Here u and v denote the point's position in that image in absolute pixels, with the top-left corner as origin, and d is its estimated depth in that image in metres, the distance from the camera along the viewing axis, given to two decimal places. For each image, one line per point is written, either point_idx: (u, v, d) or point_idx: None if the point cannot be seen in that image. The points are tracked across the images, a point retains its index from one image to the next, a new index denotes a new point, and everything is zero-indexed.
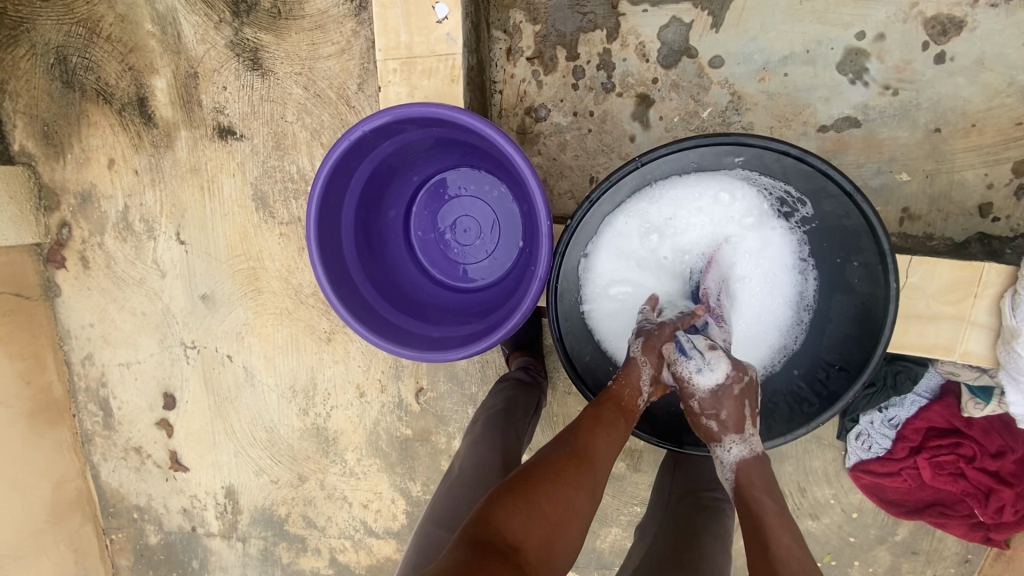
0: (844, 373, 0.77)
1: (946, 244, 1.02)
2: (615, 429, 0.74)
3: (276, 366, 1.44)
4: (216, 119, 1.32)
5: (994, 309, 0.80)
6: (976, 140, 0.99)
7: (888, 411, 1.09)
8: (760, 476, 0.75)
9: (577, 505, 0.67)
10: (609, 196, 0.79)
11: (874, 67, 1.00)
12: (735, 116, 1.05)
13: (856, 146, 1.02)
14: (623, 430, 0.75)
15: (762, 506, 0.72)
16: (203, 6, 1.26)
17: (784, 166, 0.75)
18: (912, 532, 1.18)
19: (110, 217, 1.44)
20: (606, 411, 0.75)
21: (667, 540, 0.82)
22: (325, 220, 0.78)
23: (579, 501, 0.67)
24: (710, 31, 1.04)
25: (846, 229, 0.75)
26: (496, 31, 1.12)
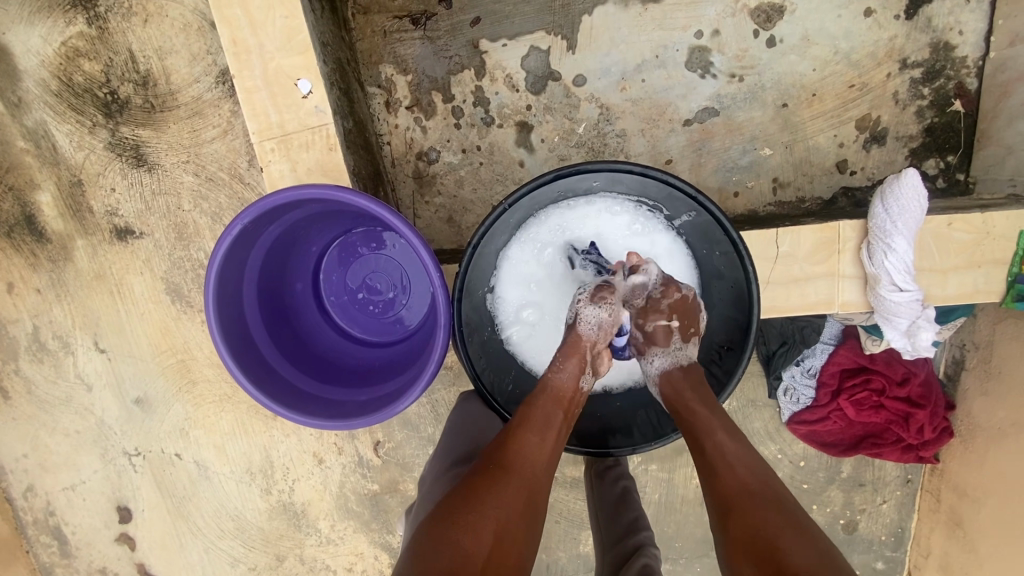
0: (734, 350, 0.83)
1: (818, 203, 1.12)
2: (554, 425, 0.76)
3: (228, 454, 1.40)
4: (111, 222, 1.29)
5: (857, 261, 0.89)
6: (819, 108, 1.10)
7: (805, 363, 1.18)
8: (690, 379, 0.79)
9: (518, 514, 0.68)
10: (490, 239, 0.83)
11: (718, 60, 1.09)
12: (608, 126, 1.12)
13: (720, 132, 1.11)
14: (563, 420, 0.78)
15: (704, 419, 0.74)
16: (73, 114, 1.24)
17: (637, 178, 0.82)
18: (855, 467, 1.26)
19: (21, 342, 1.36)
20: (543, 408, 0.77)
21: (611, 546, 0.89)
22: (226, 314, 0.79)
23: (524, 508, 0.68)
24: (567, 54, 1.11)
25: (704, 223, 0.82)
26: (371, 87, 1.15)
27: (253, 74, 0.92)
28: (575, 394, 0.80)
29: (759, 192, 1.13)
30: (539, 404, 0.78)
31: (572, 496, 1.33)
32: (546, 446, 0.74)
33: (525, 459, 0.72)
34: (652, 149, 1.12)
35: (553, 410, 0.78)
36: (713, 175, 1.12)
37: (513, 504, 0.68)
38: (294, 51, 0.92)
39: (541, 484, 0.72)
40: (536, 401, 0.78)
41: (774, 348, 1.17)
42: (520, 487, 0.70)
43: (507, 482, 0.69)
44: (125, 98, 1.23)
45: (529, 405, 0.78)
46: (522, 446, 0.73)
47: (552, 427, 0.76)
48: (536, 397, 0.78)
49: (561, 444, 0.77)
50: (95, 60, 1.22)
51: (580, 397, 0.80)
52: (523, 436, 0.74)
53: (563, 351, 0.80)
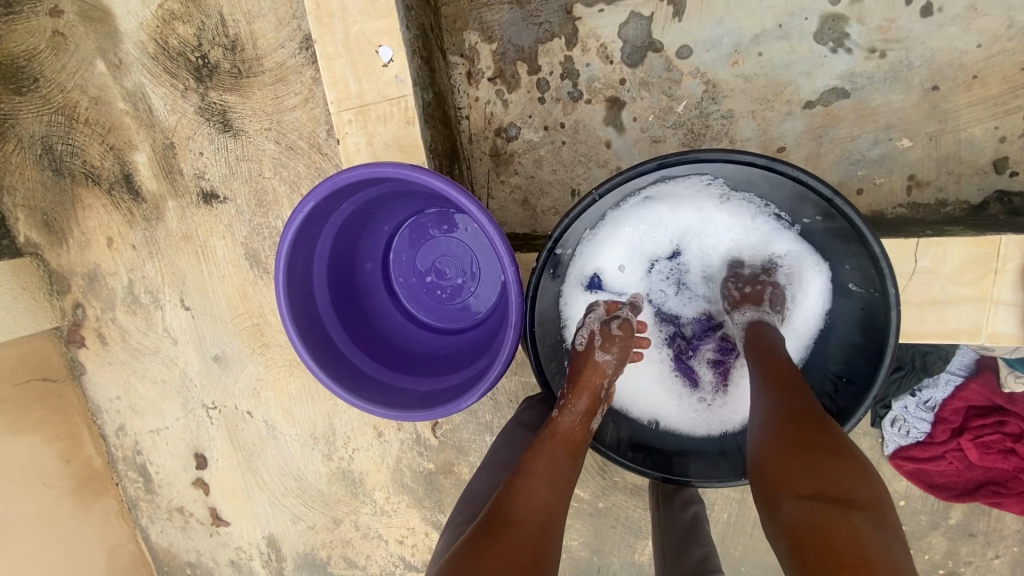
0: (855, 384, 0.71)
1: (963, 208, 0.94)
2: (563, 473, 0.68)
3: (294, 417, 1.44)
4: (198, 185, 1.32)
5: (1018, 285, 0.73)
6: (978, 93, 0.91)
7: (922, 393, 1.02)
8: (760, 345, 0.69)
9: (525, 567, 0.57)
10: (578, 232, 0.76)
11: (855, 32, 0.93)
12: (712, 105, 0.99)
13: (848, 118, 0.95)
14: (572, 467, 0.69)
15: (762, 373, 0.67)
16: (168, 78, 1.27)
17: (755, 171, 0.70)
18: (967, 515, 1.10)
19: (118, 293, 1.45)
20: (544, 454, 0.69)
21: None
22: (295, 292, 0.77)
23: (531, 562, 0.57)
24: (672, 21, 0.98)
25: (834, 231, 0.69)
26: (453, 56, 1.08)
27: (335, 39, 0.87)
28: (579, 436, 0.72)
29: (889, 190, 0.96)
30: (540, 450, 0.69)
31: (632, 502, 1.26)
32: (552, 495, 0.65)
33: (527, 511, 0.62)
34: (762, 134, 0.98)
35: (554, 455, 0.69)
36: (834, 167, 0.97)
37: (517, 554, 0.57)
38: (377, 15, 0.86)
39: (552, 532, 0.62)
40: (536, 450, 0.69)
41: (885, 373, 1.02)
42: (528, 536, 0.60)
43: (510, 532, 0.60)
44: (214, 63, 1.24)
45: (530, 453, 0.69)
46: (524, 494, 0.64)
47: (557, 473, 0.67)
48: (538, 445, 0.70)
49: (567, 496, 0.67)
50: (189, 24, 1.23)
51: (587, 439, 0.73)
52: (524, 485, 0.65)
53: (572, 389, 0.73)
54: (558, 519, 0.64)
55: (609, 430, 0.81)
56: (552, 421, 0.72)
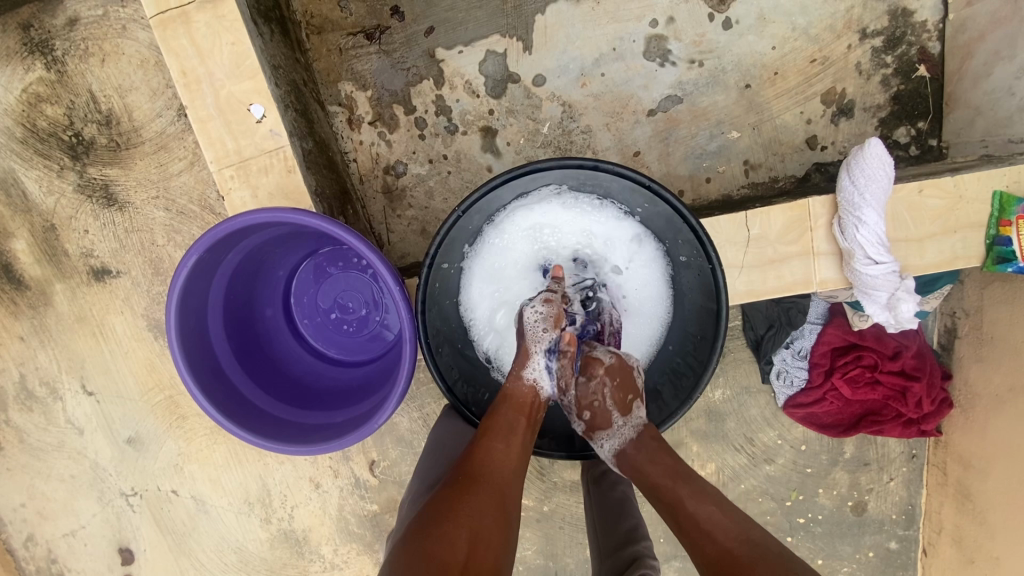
0: (707, 339, 0.82)
1: (791, 181, 1.11)
2: (517, 432, 0.76)
3: (224, 486, 1.38)
4: (87, 263, 1.28)
5: (830, 237, 0.87)
6: (783, 86, 1.08)
7: (794, 344, 1.16)
8: (644, 454, 0.77)
9: (491, 519, 0.66)
10: (452, 247, 0.83)
11: (676, 47, 1.08)
12: (572, 123, 1.11)
13: (685, 119, 1.10)
14: (528, 428, 0.78)
15: (671, 489, 0.73)
16: (40, 160, 1.24)
17: (588, 172, 0.81)
18: (858, 447, 1.23)
19: (9, 391, 1.35)
20: (505, 415, 0.77)
21: (610, 557, 0.87)
22: (191, 346, 0.79)
23: (495, 514, 0.66)
24: (524, 55, 1.10)
25: (662, 213, 0.81)
26: (332, 106, 1.14)
27: (205, 103, 0.91)
28: (533, 399, 0.80)
29: (731, 175, 1.11)
30: (500, 412, 0.78)
31: (574, 500, 1.31)
32: (511, 453, 0.74)
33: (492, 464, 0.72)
34: (618, 142, 1.11)
35: (513, 416, 0.77)
36: (683, 162, 1.11)
37: (483, 507, 0.66)
38: (244, 76, 0.91)
39: (510, 489, 0.71)
40: (496, 412, 0.77)
41: (762, 332, 1.15)
42: (491, 493, 0.69)
43: (477, 489, 0.69)
44: (90, 139, 1.23)
45: (490, 415, 0.77)
46: (489, 453, 0.73)
47: (515, 433, 0.76)
48: (498, 405, 0.78)
49: (524, 453, 0.76)
50: (57, 104, 1.22)
51: (540, 403, 0.81)
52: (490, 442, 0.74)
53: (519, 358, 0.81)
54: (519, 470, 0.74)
55: None
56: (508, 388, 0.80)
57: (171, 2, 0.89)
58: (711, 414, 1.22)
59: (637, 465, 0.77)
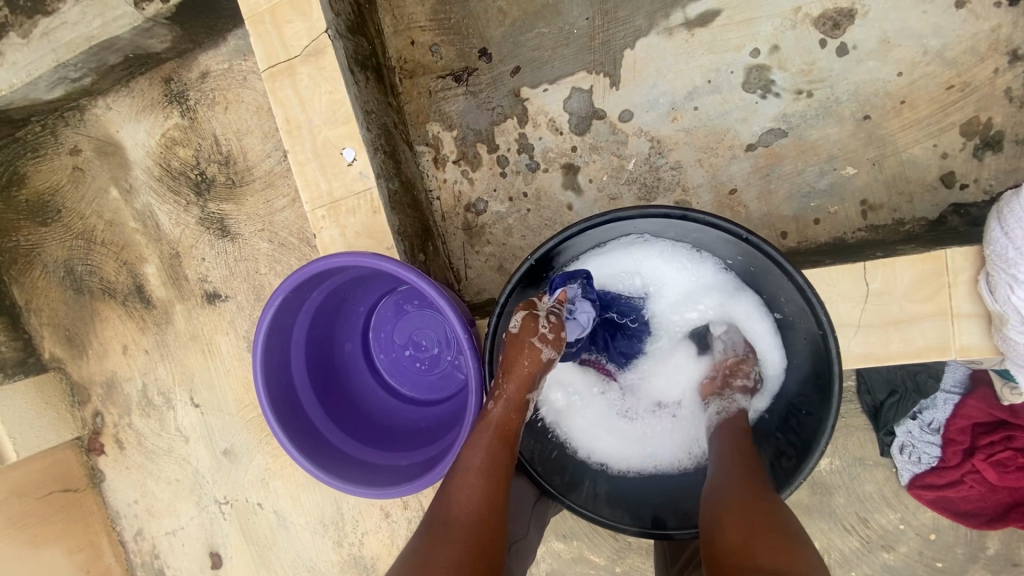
0: (813, 415, 0.71)
1: (921, 224, 0.96)
2: (500, 463, 0.69)
3: (303, 504, 1.44)
4: (202, 287, 1.42)
5: (975, 295, 0.73)
6: (911, 116, 0.95)
7: (924, 416, 0.99)
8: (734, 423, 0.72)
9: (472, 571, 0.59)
10: (526, 295, 0.79)
11: (780, 78, 0.99)
12: (660, 160, 1.05)
13: (790, 155, 0.99)
14: (507, 454, 0.70)
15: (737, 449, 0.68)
16: (171, 195, 1.40)
17: (681, 222, 0.75)
18: (1008, 544, 1.01)
19: (133, 398, 1.52)
20: (479, 447, 0.69)
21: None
22: (273, 379, 0.82)
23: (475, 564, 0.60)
24: (611, 91, 1.07)
25: (763, 267, 0.72)
26: (420, 146, 1.18)
27: (304, 147, 0.97)
28: (513, 422, 0.71)
29: (845, 217, 0.98)
30: (472, 442, 0.70)
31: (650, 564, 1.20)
32: (489, 489, 0.66)
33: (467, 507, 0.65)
34: (711, 179, 1.03)
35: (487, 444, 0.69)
36: (787, 202, 1.00)
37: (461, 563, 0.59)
38: (339, 122, 0.96)
39: (492, 529, 0.64)
40: (471, 442, 0.70)
41: (882, 398, 0.99)
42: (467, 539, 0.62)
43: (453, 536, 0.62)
44: (211, 177, 1.37)
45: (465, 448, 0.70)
46: (461, 495, 0.66)
47: (492, 463, 0.68)
48: (473, 436, 0.70)
49: (505, 484, 0.68)
50: (188, 147, 1.37)
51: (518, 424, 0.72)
52: (461, 480, 0.67)
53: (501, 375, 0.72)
54: (496, 504, 0.66)
55: (586, 487, 0.79)
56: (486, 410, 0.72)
57: (280, 57, 0.97)
58: (815, 487, 1.05)
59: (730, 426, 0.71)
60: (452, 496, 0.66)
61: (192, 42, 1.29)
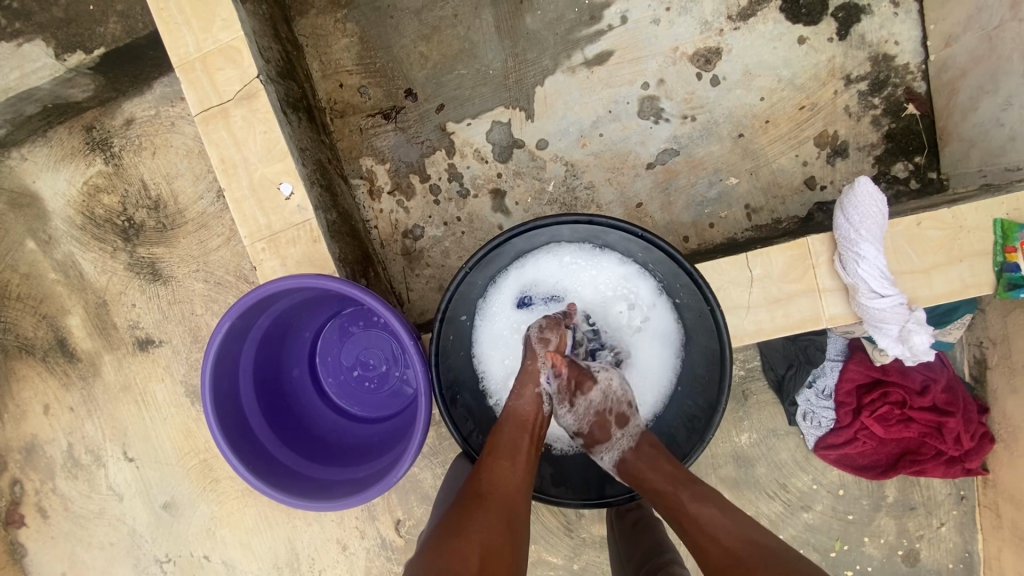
0: (714, 380, 0.83)
1: (795, 222, 1.14)
2: (522, 449, 0.78)
3: (254, 550, 1.39)
4: (133, 334, 1.38)
5: (833, 273, 0.89)
6: (775, 132, 1.13)
7: (817, 384, 1.15)
8: (645, 458, 0.78)
9: (502, 533, 0.67)
10: (462, 302, 0.87)
11: (668, 105, 1.15)
12: (576, 180, 1.18)
13: (683, 169, 1.15)
14: (532, 444, 0.80)
15: (670, 495, 0.73)
16: (96, 243, 1.37)
17: (587, 226, 0.86)
18: (900, 489, 1.18)
19: (57, 460, 1.42)
20: (509, 435, 0.79)
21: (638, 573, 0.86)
22: (223, 406, 0.84)
23: (506, 528, 0.68)
24: (527, 122, 1.19)
25: (660, 258, 0.84)
26: (355, 180, 1.24)
27: (241, 185, 1.02)
28: (535, 415, 0.82)
29: (734, 219, 1.15)
30: (502, 431, 0.80)
31: (605, 556, 1.27)
32: (517, 469, 0.76)
33: (498, 482, 0.73)
34: (621, 195, 1.17)
35: (517, 433, 0.80)
36: (686, 210, 1.15)
37: (495, 525, 0.68)
38: (274, 159, 1.02)
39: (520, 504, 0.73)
40: (501, 431, 0.80)
41: (782, 372, 1.14)
42: (499, 508, 0.70)
43: (484, 507, 0.70)
44: (140, 222, 1.36)
45: (496, 434, 0.80)
46: (493, 472, 0.75)
47: (521, 451, 0.78)
48: (500, 424, 0.81)
49: (532, 470, 0.78)
50: (113, 193, 1.36)
51: (541, 420, 0.83)
52: (492, 461, 0.76)
53: (519, 378, 0.83)
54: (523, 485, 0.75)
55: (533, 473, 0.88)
56: (509, 405, 0.83)
57: (213, 102, 1.02)
58: (739, 460, 1.18)
59: (636, 473, 0.78)
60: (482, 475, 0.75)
61: (116, 90, 1.30)
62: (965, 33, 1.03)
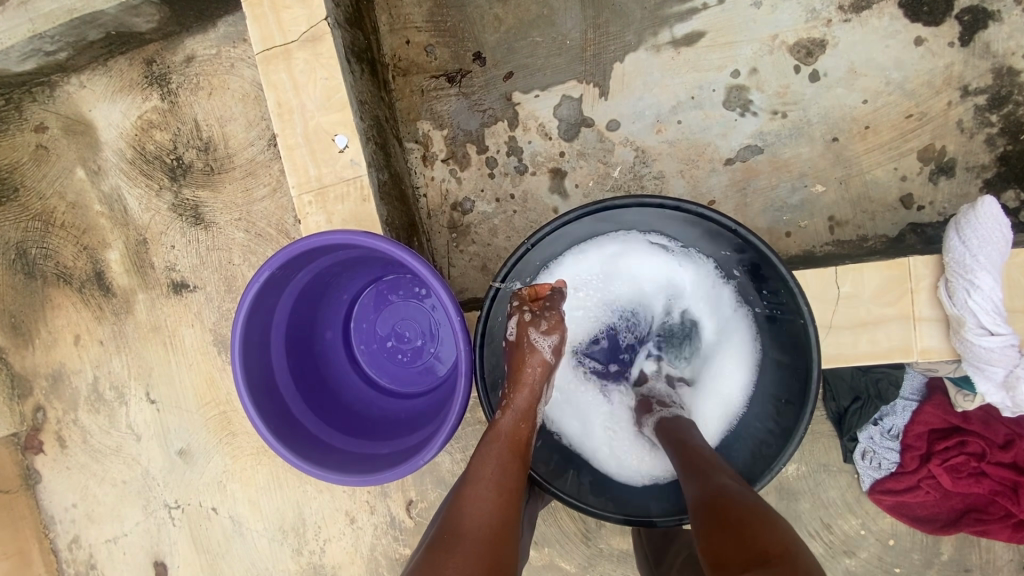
0: (794, 404, 0.75)
1: (883, 241, 1.03)
2: (508, 473, 0.70)
3: (262, 510, 1.37)
4: (169, 276, 1.36)
5: (935, 301, 0.79)
6: (874, 140, 1.02)
7: (884, 422, 1.04)
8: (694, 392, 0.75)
9: (480, 575, 0.59)
10: (517, 280, 0.80)
11: (757, 98, 1.05)
12: (644, 168, 1.09)
13: (765, 170, 1.05)
14: (516, 467, 0.71)
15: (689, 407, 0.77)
16: (143, 179, 1.35)
17: (668, 215, 0.79)
18: (959, 549, 1.06)
19: (82, 392, 1.42)
20: (491, 459, 0.71)
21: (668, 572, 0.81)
22: (250, 361, 0.79)
23: (485, 570, 0.59)
24: (600, 100, 1.11)
25: (749, 261, 0.77)
26: (410, 143, 1.18)
27: (295, 131, 0.97)
28: (523, 432, 0.74)
29: (814, 231, 1.04)
30: (484, 454, 0.72)
31: (621, 571, 1.20)
32: (498, 496, 0.67)
33: (475, 516, 0.65)
34: (692, 190, 1.08)
35: (500, 456, 0.71)
36: (761, 215, 1.06)
37: (472, 567, 0.59)
38: (333, 108, 0.96)
39: (504, 538, 0.64)
40: (482, 454, 0.72)
41: (846, 405, 1.04)
42: (475, 549, 0.61)
43: (458, 547, 0.61)
44: (188, 163, 1.33)
45: (476, 459, 0.71)
46: (469, 504, 0.66)
47: (502, 475, 0.70)
48: (485, 447, 0.72)
49: (518, 494, 0.69)
50: (166, 131, 1.33)
51: (530, 437, 0.75)
52: (469, 490, 0.68)
53: (511, 384, 0.76)
54: (506, 513, 0.67)
55: (570, 478, 0.81)
56: (496, 421, 0.75)
57: (276, 41, 0.96)
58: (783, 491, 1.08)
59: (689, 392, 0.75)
60: (454, 513, 0.66)
61: (180, 24, 1.27)
62: None
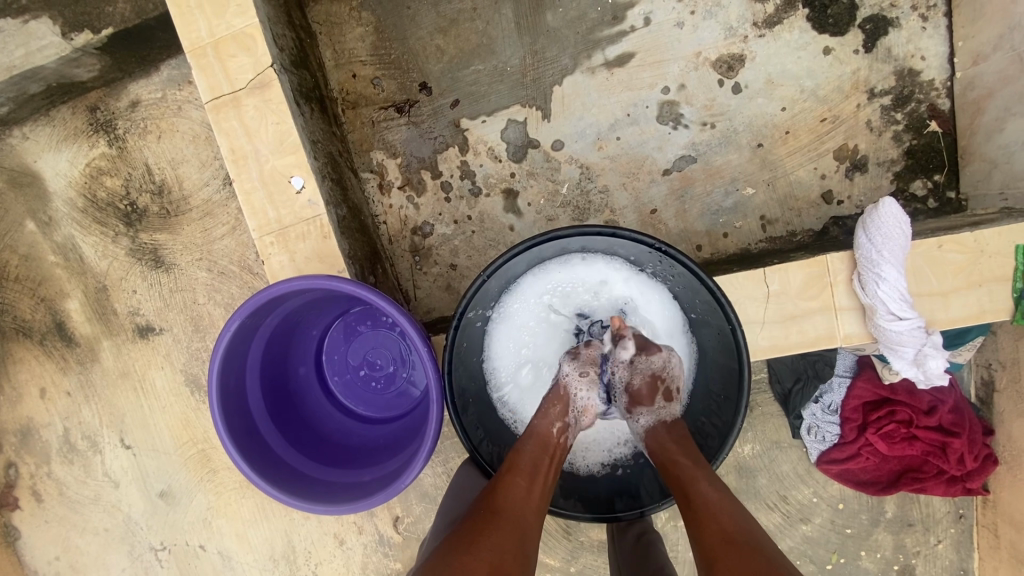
0: (730, 400, 0.82)
1: (810, 235, 1.12)
2: (541, 471, 0.77)
3: (250, 541, 1.39)
4: (133, 321, 1.36)
5: (851, 292, 0.88)
6: (795, 143, 1.12)
7: (824, 399, 1.14)
8: (674, 436, 0.79)
9: (513, 553, 0.67)
10: (477, 308, 0.86)
11: (687, 111, 1.13)
12: (590, 183, 1.16)
13: (700, 178, 1.14)
14: (551, 466, 0.78)
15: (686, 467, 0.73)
16: (97, 227, 1.34)
17: (607, 238, 0.85)
18: (900, 506, 1.18)
19: (53, 445, 1.41)
20: (530, 454, 0.78)
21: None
22: (229, 405, 0.82)
23: (517, 551, 0.67)
24: (543, 122, 1.17)
25: (680, 275, 0.84)
26: (365, 173, 1.22)
27: (251, 176, 0.99)
28: (560, 440, 0.81)
29: (748, 230, 1.13)
30: (524, 451, 0.79)
31: (602, 560, 1.27)
32: (534, 492, 0.74)
33: (513, 500, 0.72)
34: (635, 201, 1.15)
35: (540, 454, 0.79)
36: (700, 219, 1.14)
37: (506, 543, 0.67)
38: (286, 151, 0.99)
39: (535, 526, 0.72)
40: (523, 447, 0.79)
41: (789, 386, 1.14)
42: (509, 529, 0.69)
43: (496, 523, 0.69)
44: (143, 207, 1.33)
45: (516, 451, 0.79)
46: (509, 489, 0.74)
47: (539, 474, 0.76)
48: (521, 443, 0.80)
49: (549, 491, 0.76)
50: (116, 176, 1.33)
51: (565, 446, 0.81)
52: (510, 478, 0.75)
53: (548, 398, 0.84)
54: (540, 509, 0.74)
55: None
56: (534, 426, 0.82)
57: (224, 89, 0.99)
58: (742, 470, 1.18)
59: (662, 444, 0.78)
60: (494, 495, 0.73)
61: (122, 70, 1.27)
62: (995, 52, 1.01)
